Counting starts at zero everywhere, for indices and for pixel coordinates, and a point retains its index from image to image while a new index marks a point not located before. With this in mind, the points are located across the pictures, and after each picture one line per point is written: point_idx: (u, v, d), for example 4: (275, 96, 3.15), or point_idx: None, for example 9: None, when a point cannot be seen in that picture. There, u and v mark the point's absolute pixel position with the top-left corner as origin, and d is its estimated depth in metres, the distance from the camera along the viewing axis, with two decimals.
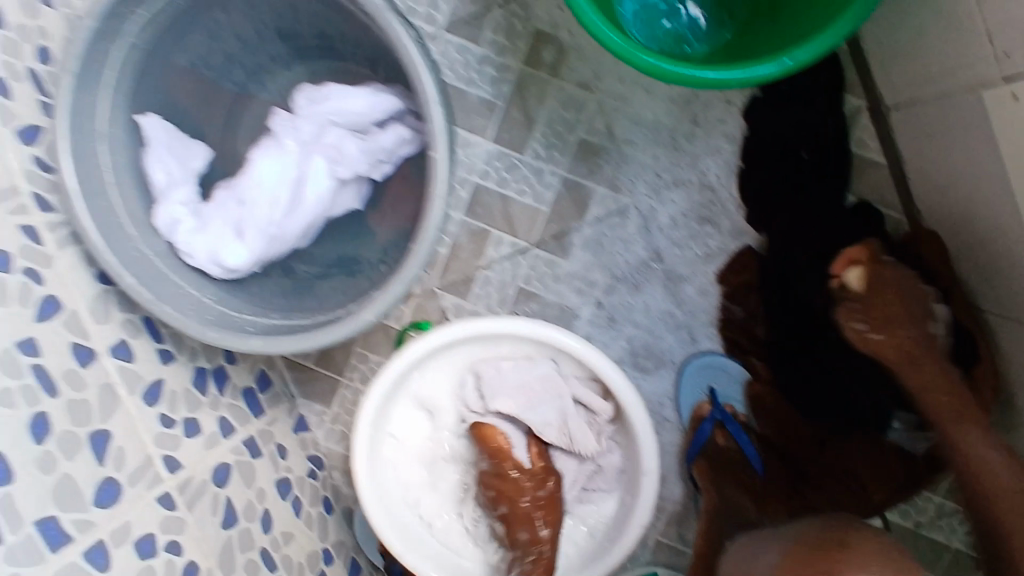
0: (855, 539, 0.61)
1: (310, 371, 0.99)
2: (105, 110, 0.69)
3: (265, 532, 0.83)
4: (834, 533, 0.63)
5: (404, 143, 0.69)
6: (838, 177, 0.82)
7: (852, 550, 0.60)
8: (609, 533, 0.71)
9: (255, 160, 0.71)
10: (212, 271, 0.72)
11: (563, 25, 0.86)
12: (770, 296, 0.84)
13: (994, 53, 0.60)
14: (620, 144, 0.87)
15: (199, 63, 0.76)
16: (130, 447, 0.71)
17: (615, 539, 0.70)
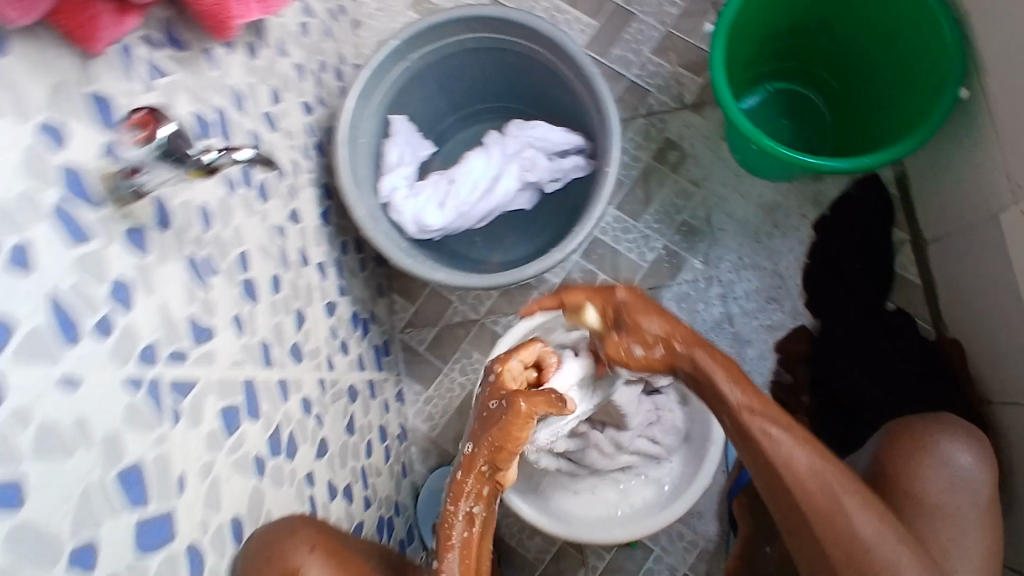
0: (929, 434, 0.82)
1: (421, 355, 1.18)
2: (378, 99, 0.94)
3: (366, 455, 0.97)
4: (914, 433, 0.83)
5: (578, 167, 0.94)
6: (881, 289, 1.08)
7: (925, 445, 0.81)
8: (673, 494, 0.87)
9: (468, 157, 0.96)
10: (410, 226, 0.93)
11: (687, 139, 1.16)
12: (818, 366, 1.07)
13: (1012, 185, 0.85)
14: (714, 231, 1.13)
15: (437, 95, 1.03)
16: (313, 333, 0.89)
17: (680, 495, 0.86)
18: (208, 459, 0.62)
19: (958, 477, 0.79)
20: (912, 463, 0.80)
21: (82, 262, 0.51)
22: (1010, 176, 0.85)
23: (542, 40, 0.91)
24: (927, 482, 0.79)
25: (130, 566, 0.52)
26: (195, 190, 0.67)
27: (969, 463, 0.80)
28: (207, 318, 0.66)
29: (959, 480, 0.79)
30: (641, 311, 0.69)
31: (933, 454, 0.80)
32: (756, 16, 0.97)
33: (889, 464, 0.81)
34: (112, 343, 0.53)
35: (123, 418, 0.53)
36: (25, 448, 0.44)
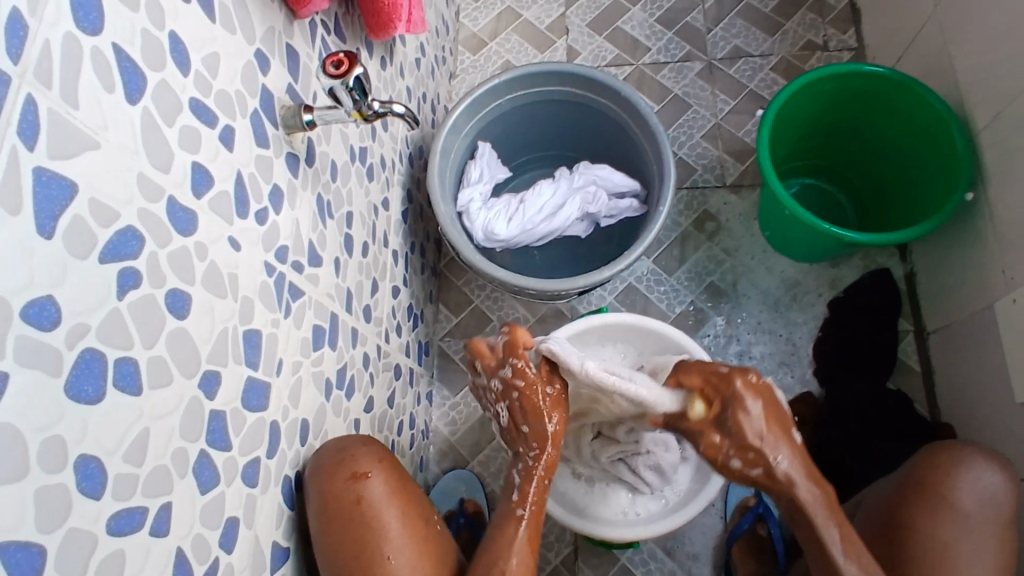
0: (940, 472, 0.79)
1: (454, 364, 1.26)
2: (471, 124, 1.10)
3: (397, 432, 1.04)
4: (928, 471, 0.80)
5: (632, 207, 1.08)
6: (887, 369, 1.17)
7: (940, 485, 0.78)
8: (677, 503, 0.93)
9: (539, 184, 1.10)
10: (478, 232, 1.07)
11: (724, 213, 1.30)
12: (821, 428, 1.14)
13: (1006, 278, 0.98)
14: (738, 295, 1.25)
15: (518, 134, 1.19)
16: (381, 305, 0.99)
17: (685, 505, 0.92)
18: (299, 359, 0.70)
19: (986, 491, 0.78)
20: (942, 470, 0.80)
21: (258, 160, 0.63)
22: (1005, 272, 0.98)
23: (620, 99, 1.07)
24: (955, 488, 0.78)
25: (234, 411, 0.58)
26: (331, 146, 0.80)
27: (997, 481, 0.78)
28: (319, 248, 0.76)
29: (987, 494, 0.78)
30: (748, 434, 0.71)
31: (963, 466, 0.79)
32: (801, 112, 1.14)
33: (921, 470, 0.81)
34: (263, 231, 0.64)
35: (257, 291, 0.62)
36: (198, 273, 0.53)
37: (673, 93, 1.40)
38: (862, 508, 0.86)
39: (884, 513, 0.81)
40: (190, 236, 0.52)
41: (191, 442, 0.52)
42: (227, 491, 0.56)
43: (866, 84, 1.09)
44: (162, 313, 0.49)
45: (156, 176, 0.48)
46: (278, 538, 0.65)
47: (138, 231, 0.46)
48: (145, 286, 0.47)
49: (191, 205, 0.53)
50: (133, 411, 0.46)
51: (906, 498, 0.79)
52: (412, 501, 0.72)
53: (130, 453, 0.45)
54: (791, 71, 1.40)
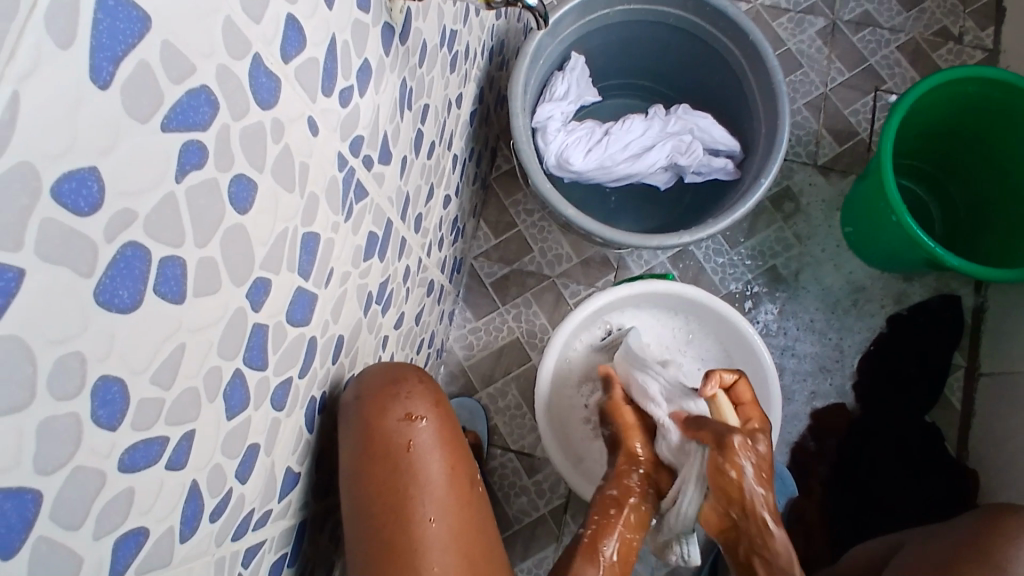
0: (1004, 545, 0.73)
1: (483, 287, 1.18)
2: (572, 29, 0.95)
3: (416, 351, 0.97)
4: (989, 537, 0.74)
5: (724, 170, 0.96)
6: (930, 399, 1.10)
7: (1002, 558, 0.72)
8: None
9: (630, 119, 0.98)
10: (550, 157, 0.95)
11: (806, 195, 1.19)
12: (847, 444, 1.09)
13: None
14: (797, 286, 1.16)
15: (616, 54, 1.05)
16: (433, 214, 0.89)
17: None
18: (348, 270, 0.61)
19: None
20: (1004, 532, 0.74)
21: (355, 26, 0.51)
22: None
23: (745, 45, 0.93)
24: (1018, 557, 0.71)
25: (278, 325, 0.49)
26: (426, 24, 0.67)
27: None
28: (392, 144, 0.65)
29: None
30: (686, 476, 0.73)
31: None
32: (926, 108, 1.02)
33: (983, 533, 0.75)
34: (344, 115, 0.53)
35: (325, 187, 0.52)
36: (270, 159, 0.43)
37: (786, 47, 1.25)
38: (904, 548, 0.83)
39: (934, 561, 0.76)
40: (270, 110, 0.42)
41: (227, 361, 0.43)
42: (255, 416, 0.48)
43: (1011, 96, 0.97)
44: (224, 203, 0.39)
45: (245, 26, 0.37)
46: (292, 463, 0.58)
47: (212, 94, 0.36)
48: (210, 167, 0.37)
49: (277, 70, 0.41)
50: (172, 323, 0.37)
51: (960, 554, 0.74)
52: (464, 464, 0.62)
53: (159, 374, 0.37)
54: (918, 57, 1.24)
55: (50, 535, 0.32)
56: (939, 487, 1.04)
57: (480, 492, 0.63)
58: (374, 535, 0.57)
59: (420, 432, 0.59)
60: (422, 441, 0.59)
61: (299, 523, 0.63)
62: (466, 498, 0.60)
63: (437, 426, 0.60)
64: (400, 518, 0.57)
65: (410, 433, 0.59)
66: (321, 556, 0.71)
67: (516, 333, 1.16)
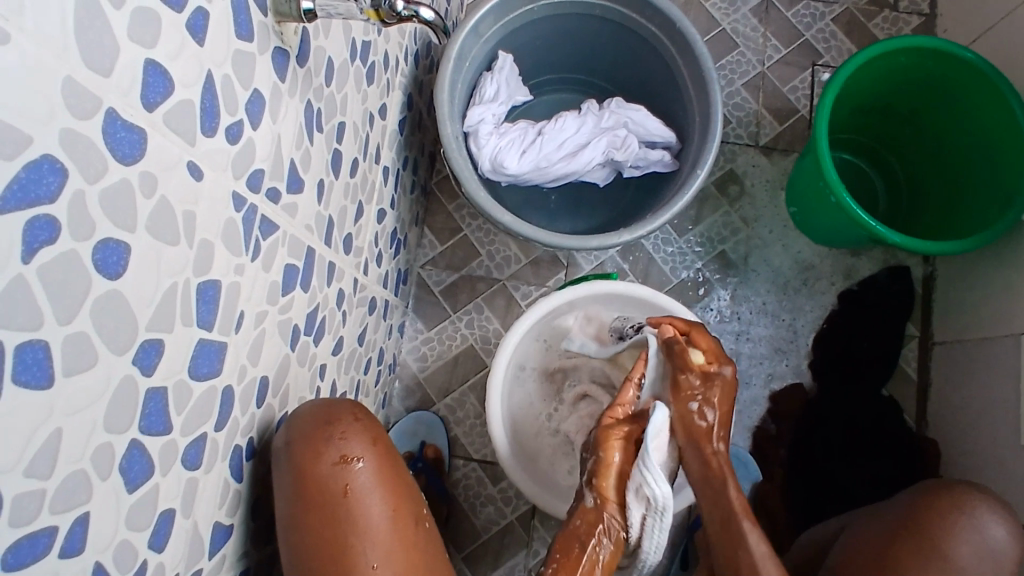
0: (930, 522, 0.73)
1: (432, 296, 1.15)
2: (496, 28, 0.92)
3: (363, 371, 0.94)
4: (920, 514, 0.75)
5: (663, 162, 0.95)
6: (885, 373, 1.11)
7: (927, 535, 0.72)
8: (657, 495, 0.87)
9: (563, 117, 0.96)
10: (484, 162, 0.92)
11: (750, 177, 1.18)
12: (806, 424, 1.09)
13: None
14: (747, 270, 1.16)
15: (546, 49, 1.02)
16: (365, 232, 0.86)
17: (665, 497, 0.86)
18: (264, 309, 0.58)
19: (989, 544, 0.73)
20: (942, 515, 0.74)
21: (238, 57, 0.48)
22: None
23: (673, 33, 0.91)
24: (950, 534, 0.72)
25: (179, 384, 0.46)
26: (329, 41, 0.64)
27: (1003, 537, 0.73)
28: (302, 170, 0.62)
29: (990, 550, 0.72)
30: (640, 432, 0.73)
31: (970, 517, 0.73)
32: (861, 83, 1.02)
33: (922, 515, 0.74)
34: (235, 153, 0.49)
35: (220, 231, 0.49)
36: (144, 215, 0.40)
37: (721, 27, 1.23)
38: (845, 534, 0.82)
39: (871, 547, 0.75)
40: (136, 165, 0.39)
41: (119, 435, 0.41)
42: (163, 482, 0.46)
43: (944, 66, 0.96)
44: (89, 274, 0.36)
45: (91, 82, 0.34)
46: (221, 517, 0.55)
47: (58, 162, 0.33)
48: (65, 239, 0.34)
49: (141, 121, 0.38)
50: (43, 410, 0.34)
51: (897, 539, 0.74)
52: (408, 500, 0.59)
53: (36, 464, 0.34)
54: (853, 28, 1.24)
55: None
56: (897, 462, 1.05)
57: (428, 525, 0.61)
58: None
59: (358, 474, 0.57)
60: (360, 484, 0.56)
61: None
62: (413, 537, 0.58)
63: (376, 465, 0.58)
64: (342, 565, 0.54)
65: (346, 477, 0.56)
66: None
67: (470, 340, 1.14)
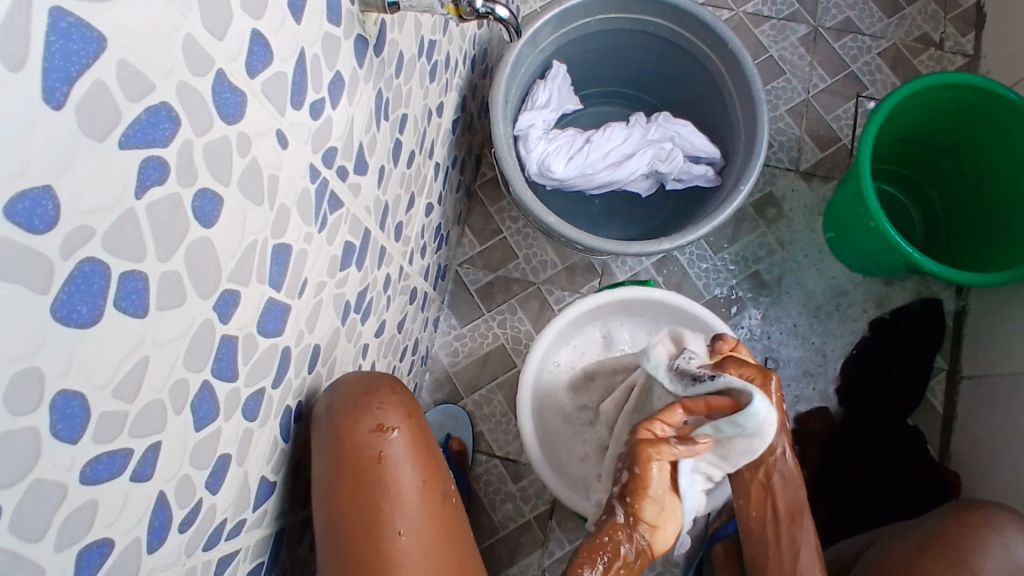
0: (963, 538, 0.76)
1: (468, 294, 1.18)
2: (553, 37, 0.96)
3: (399, 358, 0.97)
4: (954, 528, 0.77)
5: (705, 177, 0.97)
6: (912, 404, 1.11)
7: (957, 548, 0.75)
8: None
9: (611, 126, 0.99)
10: (532, 165, 0.96)
11: (789, 201, 1.20)
12: (829, 448, 1.09)
13: None
14: (780, 291, 1.17)
15: (597, 61, 1.06)
16: (413, 223, 0.89)
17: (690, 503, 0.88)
18: (324, 280, 0.61)
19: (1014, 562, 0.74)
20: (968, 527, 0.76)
21: (325, 40, 0.52)
22: None
23: (725, 53, 0.93)
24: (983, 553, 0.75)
25: (247, 336, 0.49)
26: (402, 35, 0.68)
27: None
28: (368, 154, 0.66)
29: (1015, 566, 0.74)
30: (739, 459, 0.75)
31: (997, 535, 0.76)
32: (907, 114, 1.03)
33: (950, 526, 0.77)
34: (315, 128, 0.53)
35: (296, 199, 0.52)
36: (236, 173, 0.43)
37: (768, 54, 1.26)
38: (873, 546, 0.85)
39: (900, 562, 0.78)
40: (235, 124, 0.42)
41: (194, 373, 0.44)
42: (224, 427, 0.49)
43: (987, 101, 0.98)
44: (186, 220, 0.39)
45: (206, 42, 0.38)
46: (267, 472, 0.58)
47: (173, 111, 0.36)
48: (171, 183, 0.37)
49: (242, 85, 0.42)
50: (134, 337, 0.37)
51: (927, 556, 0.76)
52: (437, 474, 0.62)
53: (122, 386, 0.37)
54: (899, 62, 1.25)
55: (11, 548, 0.32)
56: (919, 492, 1.04)
57: (453, 502, 0.63)
58: (347, 546, 0.57)
59: (392, 443, 0.59)
60: (393, 453, 0.59)
61: (275, 533, 0.63)
62: (439, 510, 0.60)
63: (409, 437, 0.60)
64: (370, 529, 0.57)
65: (381, 444, 0.59)
66: (300, 568, 0.71)
67: (501, 340, 1.17)
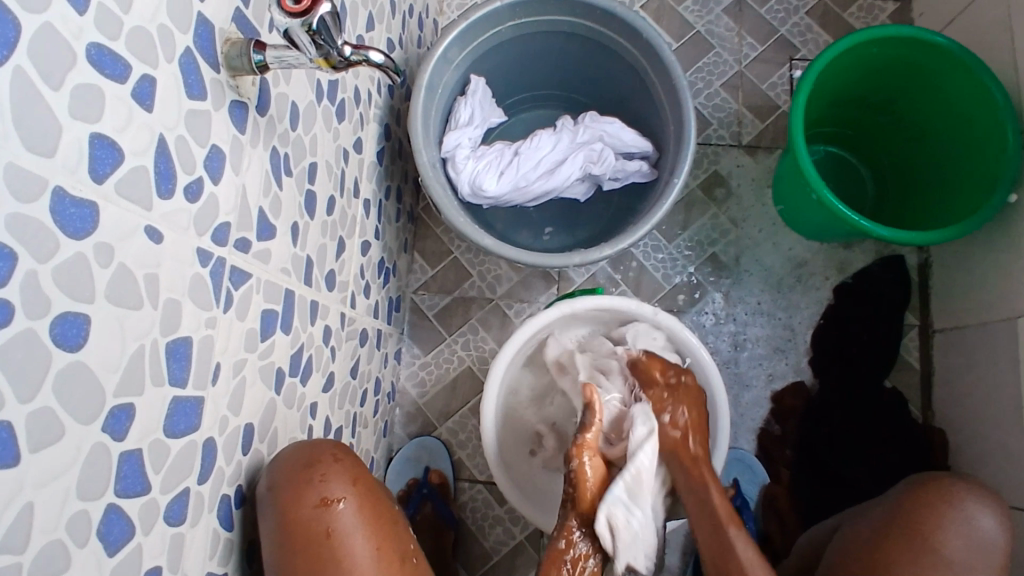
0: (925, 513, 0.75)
1: (427, 321, 1.16)
2: (467, 53, 0.93)
3: (359, 404, 0.95)
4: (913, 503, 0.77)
5: (640, 173, 0.96)
6: (887, 365, 1.10)
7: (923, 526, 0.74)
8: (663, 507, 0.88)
9: (538, 135, 0.96)
10: (463, 187, 0.93)
11: (736, 177, 1.18)
12: (809, 422, 1.08)
13: None
14: (740, 271, 1.15)
15: (517, 68, 1.03)
16: (348, 267, 0.87)
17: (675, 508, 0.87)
18: (243, 357, 0.59)
19: (979, 534, 0.74)
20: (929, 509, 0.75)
21: (191, 118, 0.48)
22: None
23: (642, 44, 0.91)
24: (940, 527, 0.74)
25: (154, 443, 0.47)
26: (292, 87, 0.65)
27: (992, 527, 0.74)
28: (272, 217, 0.63)
29: (978, 540, 0.73)
30: (690, 399, 0.83)
31: (957, 509, 0.75)
32: (839, 74, 1.01)
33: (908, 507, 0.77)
34: (197, 210, 0.50)
35: (187, 288, 0.49)
36: (102, 285, 0.40)
37: (695, 30, 1.23)
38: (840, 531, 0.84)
39: (867, 537, 0.78)
40: (89, 237, 0.39)
41: (94, 501, 0.41)
42: (145, 541, 0.46)
43: (916, 53, 0.95)
44: (46, 353, 0.36)
45: (35, 165, 0.35)
46: (213, 567, 0.56)
47: (6, 247, 0.33)
48: (20, 319, 0.34)
49: (91, 195, 0.39)
50: (9, 488, 0.35)
51: (888, 534, 0.76)
52: (393, 537, 0.60)
53: (4, 542, 0.35)
54: (828, 19, 1.23)
55: None
56: (899, 454, 1.04)
57: (414, 561, 0.61)
58: None
59: (340, 515, 0.57)
60: (343, 525, 0.57)
61: None
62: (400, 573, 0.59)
63: (358, 504, 0.58)
64: None
65: (329, 519, 0.57)
66: None
67: (467, 362, 1.14)
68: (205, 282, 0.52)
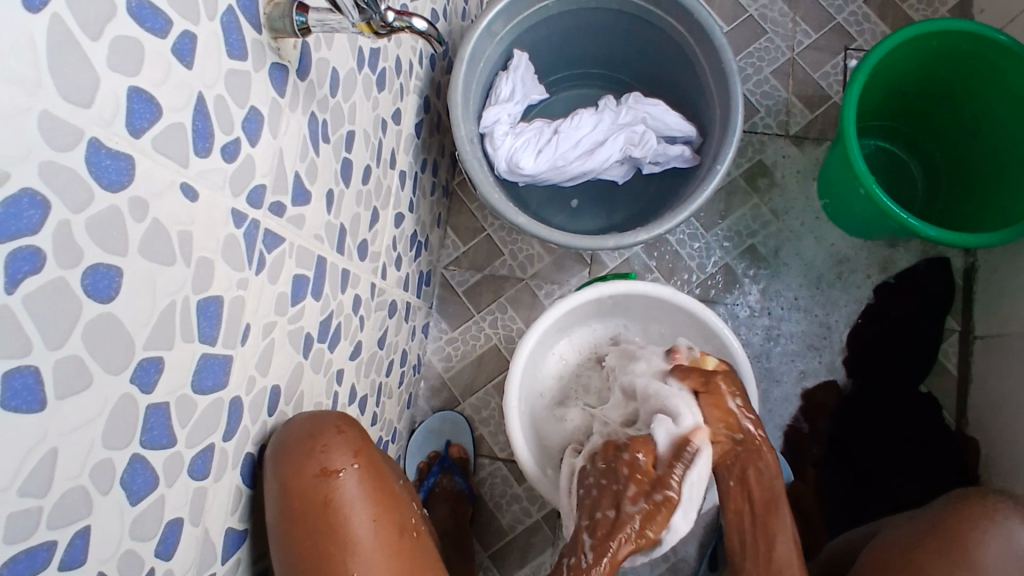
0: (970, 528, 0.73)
1: (456, 296, 1.16)
2: (512, 26, 0.91)
3: (385, 374, 0.95)
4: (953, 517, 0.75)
5: (681, 157, 0.94)
6: (924, 369, 1.06)
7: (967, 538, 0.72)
8: None
9: (579, 114, 0.95)
10: (500, 164, 0.92)
11: (780, 168, 1.15)
12: (840, 423, 1.06)
13: None
14: (778, 264, 1.12)
15: (561, 45, 1.01)
16: (381, 238, 0.87)
17: None
18: (272, 319, 0.59)
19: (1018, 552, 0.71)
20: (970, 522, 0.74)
21: (231, 78, 0.48)
22: None
23: (692, 25, 0.88)
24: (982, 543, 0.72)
25: (182, 398, 0.48)
26: (332, 52, 0.64)
27: None
28: (308, 182, 0.63)
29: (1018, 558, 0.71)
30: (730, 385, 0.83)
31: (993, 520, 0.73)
32: (896, 66, 0.96)
33: (948, 516, 0.75)
34: (233, 170, 0.50)
35: (220, 248, 0.50)
36: (135, 239, 0.41)
37: (748, 14, 1.19)
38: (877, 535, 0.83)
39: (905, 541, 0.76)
40: (122, 191, 0.39)
41: (119, 451, 0.42)
42: (167, 494, 0.47)
43: (982, 49, 0.91)
44: (78, 300, 0.37)
45: (68, 114, 0.35)
46: (233, 522, 0.57)
47: (39, 195, 0.34)
48: (52, 268, 0.35)
49: (126, 147, 0.39)
50: (35, 433, 0.35)
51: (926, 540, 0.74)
52: (393, 509, 0.61)
53: (30, 484, 0.36)
54: (888, 8, 1.17)
55: None
56: (931, 461, 1.01)
57: (413, 534, 0.62)
58: None
59: (341, 485, 0.58)
60: (341, 494, 0.58)
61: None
62: (399, 544, 0.60)
63: (359, 475, 0.59)
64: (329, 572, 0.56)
65: (329, 488, 0.57)
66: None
67: (493, 340, 1.14)
68: (240, 246, 0.52)
